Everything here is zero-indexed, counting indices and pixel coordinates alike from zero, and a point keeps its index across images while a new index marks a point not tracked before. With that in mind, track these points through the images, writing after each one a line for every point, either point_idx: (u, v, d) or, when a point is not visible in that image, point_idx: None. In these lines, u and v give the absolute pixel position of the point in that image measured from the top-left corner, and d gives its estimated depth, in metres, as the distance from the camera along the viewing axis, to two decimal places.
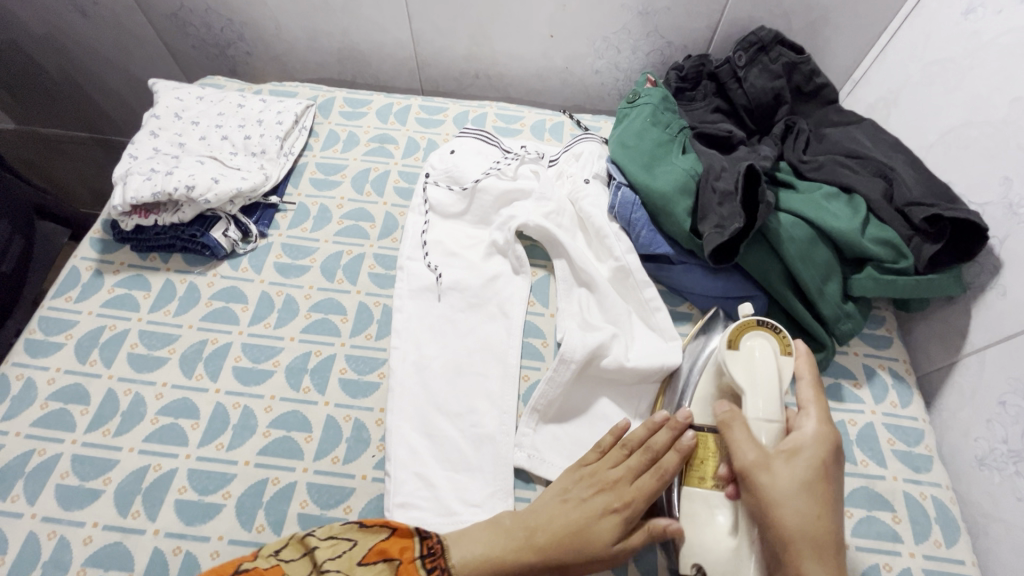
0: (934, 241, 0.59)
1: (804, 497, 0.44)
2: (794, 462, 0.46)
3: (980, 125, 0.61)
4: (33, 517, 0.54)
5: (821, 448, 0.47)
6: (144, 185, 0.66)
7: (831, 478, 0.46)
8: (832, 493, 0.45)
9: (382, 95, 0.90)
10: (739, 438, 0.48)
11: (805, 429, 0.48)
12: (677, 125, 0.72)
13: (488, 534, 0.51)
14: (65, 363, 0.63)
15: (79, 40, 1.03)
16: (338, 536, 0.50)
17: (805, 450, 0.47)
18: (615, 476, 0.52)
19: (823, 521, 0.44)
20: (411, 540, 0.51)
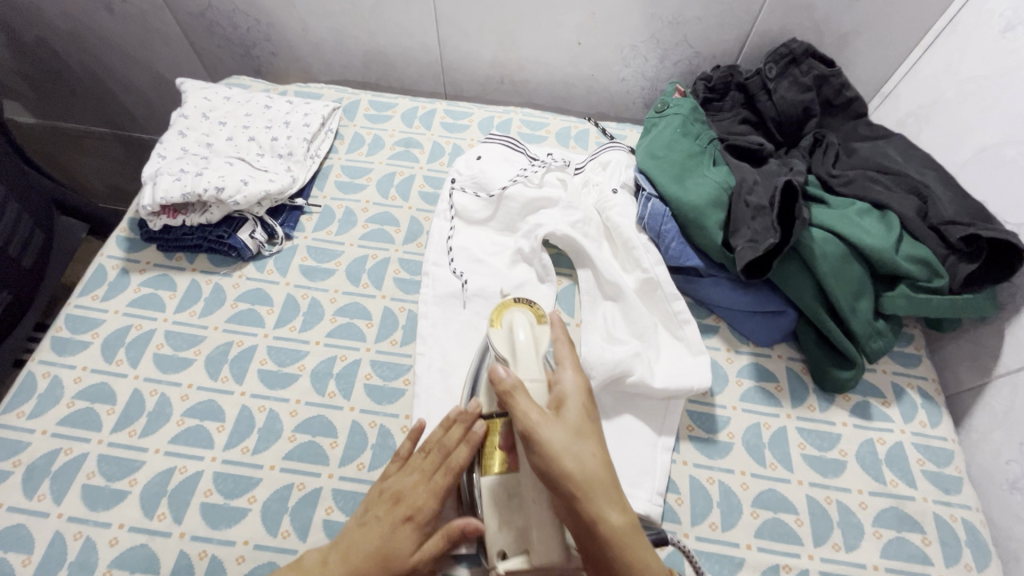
0: (969, 260, 0.59)
1: (581, 443, 0.45)
2: (563, 414, 0.47)
3: (1018, 145, 0.60)
4: (60, 517, 0.54)
5: (584, 395, 0.49)
6: (174, 186, 0.66)
7: (592, 418, 0.48)
8: (602, 439, 0.47)
9: (407, 99, 0.90)
10: (531, 405, 0.46)
11: (562, 380, 0.49)
12: (706, 136, 0.72)
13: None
14: (92, 362, 0.63)
15: (104, 37, 1.03)
16: None
17: (579, 402, 0.48)
18: (448, 476, 0.50)
19: (606, 465, 0.45)
20: None
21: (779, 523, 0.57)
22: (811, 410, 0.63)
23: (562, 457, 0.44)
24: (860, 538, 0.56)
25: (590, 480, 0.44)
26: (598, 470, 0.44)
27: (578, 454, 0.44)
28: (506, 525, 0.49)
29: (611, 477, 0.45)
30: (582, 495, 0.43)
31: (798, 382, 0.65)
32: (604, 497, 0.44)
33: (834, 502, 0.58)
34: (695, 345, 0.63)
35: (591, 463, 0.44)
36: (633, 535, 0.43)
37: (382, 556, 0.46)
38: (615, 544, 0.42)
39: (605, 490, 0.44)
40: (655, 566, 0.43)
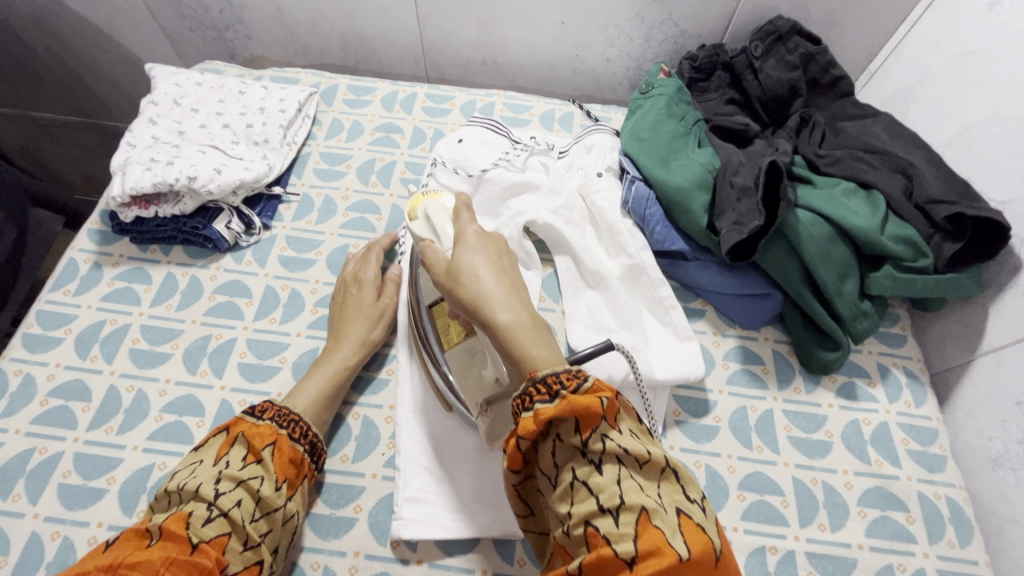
0: (954, 239, 0.59)
1: (493, 274, 0.44)
2: (464, 247, 0.46)
3: (1004, 121, 0.60)
4: (36, 517, 0.53)
5: (488, 241, 0.47)
6: (144, 176, 0.64)
7: (503, 259, 0.46)
8: (509, 264, 0.47)
9: (387, 82, 0.88)
10: (438, 255, 0.48)
11: (472, 228, 0.48)
12: (692, 117, 0.71)
13: (315, 382, 0.57)
14: (65, 359, 0.61)
15: (70, 19, 0.99)
16: (183, 468, 0.49)
17: (474, 239, 0.47)
18: (372, 275, 0.65)
19: (510, 283, 0.45)
20: (243, 418, 0.52)
21: (766, 504, 0.57)
22: (797, 392, 0.63)
23: (460, 285, 0.44)
24: (845, 517, 0.56)
25: (480, 298, 0.43)
26: (494, 288, 0.43)
27: (485, 279, 0.44)
28: (468, 373, 0.56)
29: (515, 287, 0.45)
30: (482, 314, 0.43)
31: (784, 364, 0.65)
32: (506, 310, 0.43)
33: (819, 483, 0.58)
34: (682, 330, 0.63)
35: (490, 284, 0.43)
36: (523, 334, 0.42)
37: (364, 341, 0.61)
38: (505, 338, 0.42)
39: (504, 295, 0.43)
40: (538, 359, 0.42)
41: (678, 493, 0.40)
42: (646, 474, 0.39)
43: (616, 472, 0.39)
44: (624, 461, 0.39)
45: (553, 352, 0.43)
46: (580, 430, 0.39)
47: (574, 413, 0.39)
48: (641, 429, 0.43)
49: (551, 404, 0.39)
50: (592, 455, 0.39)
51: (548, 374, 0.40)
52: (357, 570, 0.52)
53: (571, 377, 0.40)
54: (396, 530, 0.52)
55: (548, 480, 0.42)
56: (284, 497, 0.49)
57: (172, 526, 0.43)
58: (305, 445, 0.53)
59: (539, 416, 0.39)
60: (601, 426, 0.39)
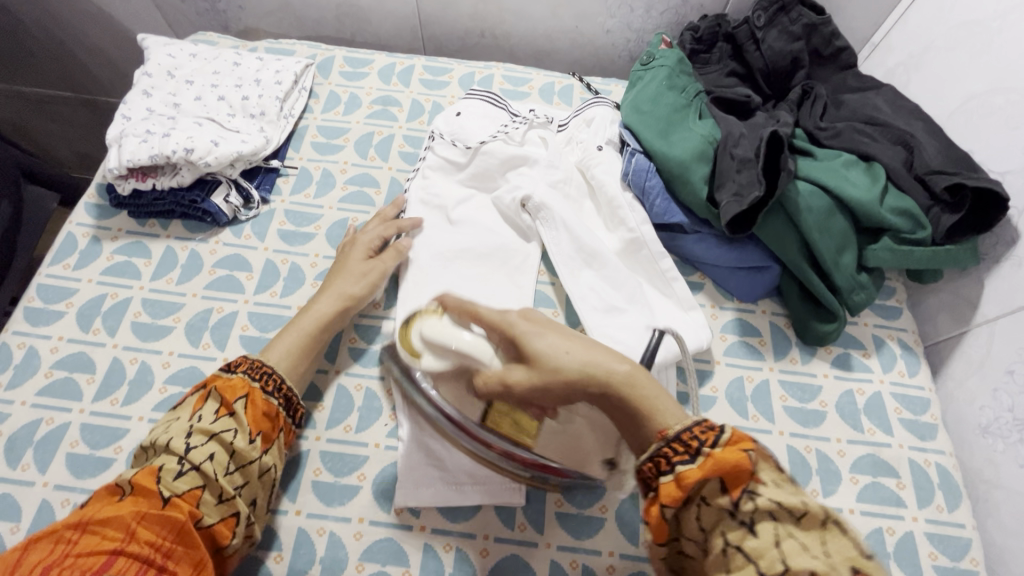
0: (953, 210, 0.59)
1: (575, 338, 0.43)
2: (521, 330, 0.44)
3: (1006, 92, 0.59)
4: (46, 486, 0.54)
5: (534, 317, 0.46)
6: (140, 148, 0.63)
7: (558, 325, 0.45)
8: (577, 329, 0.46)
9: (384, 54, 0.86)
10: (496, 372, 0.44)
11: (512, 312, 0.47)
12: (693, 88, 0.70)
13: (293, 333, 0.58)
14: (68, 332, 0.62)
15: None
16: (162, 422, 0.51)
17: (523, 318, 0.45)
18: (369, 240, 0.66)
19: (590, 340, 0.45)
20: (218, 373, 0.53)
21: None
22: (793, 362, 0.64)
23: (557, 367, 0.41)
24: (837, 483, 0.58)
25: (587, 367, 0.42)
26: (587, 351, 0.43)
27: (570, 351, 0.42)
28: (569, 450, 0.52)
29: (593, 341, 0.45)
30: (602, 382, 0.42)
31: (781, 336, 0.66)
32: (617, 363, 0.42)
33: (813, 450, 0.59)
34: (686, 301, 0.64)
35: (583, 353, 0.42)
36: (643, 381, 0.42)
37: (345, 298, 0.61)
38: (627, 393, 0.41)
39: (591, 346, 0.43)
40: (673, 414, 0.41)
41: (851, 548, 0.33)
42: (807, 528, 0.34)
43: (775, 532, 0.34)
44: (777, 514, 0.34)
45: (675, 402, 0.42)
46: (727, 491, 0.37)
47: (717, 473, 0.37)
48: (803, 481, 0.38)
49: (692, 465, 0.38)
50: (742, 516, 0.35)
51: (681, 431, 0.39)
52: (362, 535, 0.53)
53: (705, 430, 0.39)
54: (401, 499, 0.54)
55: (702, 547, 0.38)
56: (258, 450, 0.50)
57: (143, 481, 0.45)
58: (280, 397, 0.53)
59: (679, 479, 0.38)
60: (748, 479, 0.36)
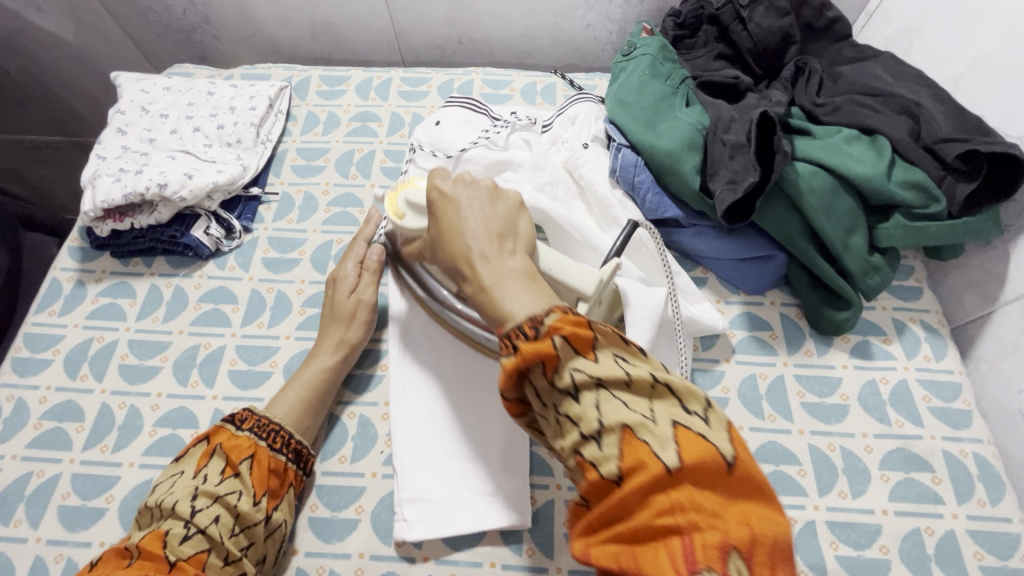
0: (969, 179, 0.55)
1: (487, 231, 0.44)
2: (460, 189, 0.47)
3: (1016, 48, 0.55)
4: (38, 541, 0.52)
5: (451, 198, 0.47)
6: (114, 188, 0.62)
7: (494, 197, 0.46)
8: (495, 214, 0.45)
9: (361, 70, 0.84)
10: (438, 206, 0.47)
11: (441, 182, 0.49)
12: (678, 75, 0.67)
13: (298, 389, 0.55)
14: (56, 380, 0.60)
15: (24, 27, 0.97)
16: (164, 480, 0.49)
17: (431, 199, 0.48)
18: (351, 271, 0.63)
19: (490, 241, 0.43)
20: (224, 428, 0.51)
21: (782, 475, 0.54)
22: (809, 355, 0.60)
23: (454, 232, 0.44)
24: (867, 482, 0.54)
25: (460, 228, 0.44)
26: (477, 225, 0.44)
27: (476, 216, 0.45)
28: None
29: (497, 243, 0.43)
30: (465, 259, 0.42)
31: (793, 328, 0.62)
32: (514, 258, 0.42)
33: (838, 448, 0.55)
34: (691, 294, 0.61)
35: (479, 232, 0.43)
36: (511, 285, 0.40)
37: (344, 341, 0.59)
38: (483, 283, 0.40)
39: (483, 255, 0.42)
40: (519, 309, 0.38)
41: (676, 407, 0.34)
42: (637, 393, 0.34)
43: (596, 399, 0.34)
44: (604, 385, 0.34)
45: (538, 296, 0.39)
46: (549, 375, 0.35)
47: (533, 361, 0.35)
48: (635, 352, 0.37)
49: (510, 357, 0.36)
50: (565, 393, 0.35)
51: (511, 327, 0.37)
52: (363, 571, 0.51)
53: (531, 322, 0.36)
54: (399, 531, 0.51)
55: (547, 425, 0.37)
56: (265, 511, 0.48)
57: (149, 546, 0.43)
58: (288, 453, 0.52)
59: (505, 369, 0.37)
60: (581, 359, 0.35)
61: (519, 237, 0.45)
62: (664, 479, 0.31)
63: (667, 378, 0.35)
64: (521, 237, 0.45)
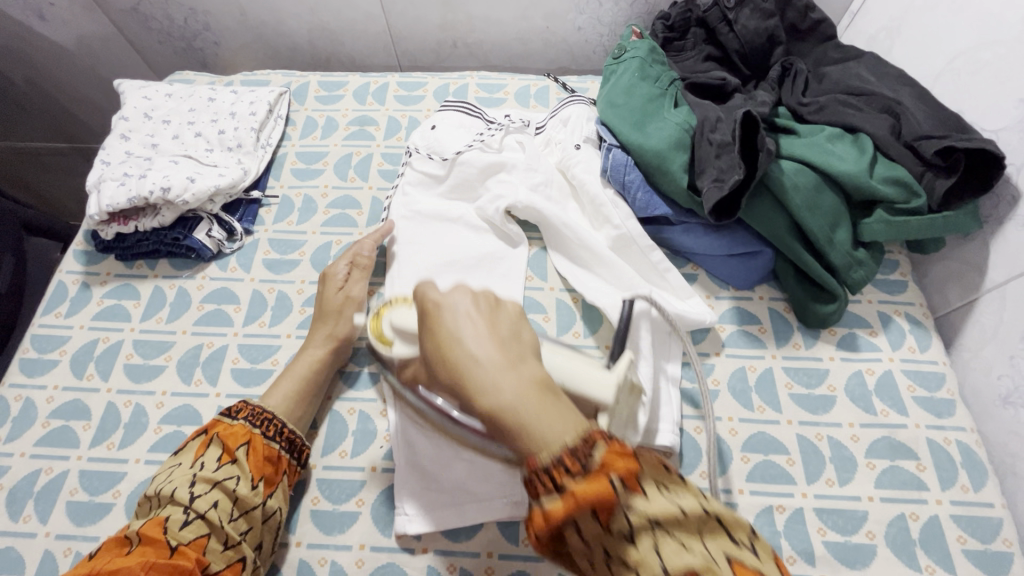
0: (947, 175, 0.56)
1: (491, 341, 0.37)
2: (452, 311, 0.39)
3: (992, 46, 0.57)
4: (48, 536, 0.54)
5: (444, 305, 0.39)
6: (118, 192, 0.64)
7: (497, 314, 0.39)
8: (499, 320, 0.39)
9: (358, 75, 0.86)
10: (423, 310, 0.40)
11: (431, 291, 0.41)
12: (667, 77, 0.68)
13: (290, 380, 0.57)
14: (63, 380, 0.62)
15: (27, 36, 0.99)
16: (162, 472, 0.51)
17: (427, 308, 0.40)
18: (342, 269, 0.65)
19: (499, 353, 0.36)
20: (219, 419, 0.53)
21: (771, 464, 0.56)
22: (797, 348, 0.62)
23: (455, 341, 0.37)
24: (853, 470, 0.55)
25: (465, 359, 0.36)
26: (482, 337, 0.37)
27: (480, 329, 0.37)
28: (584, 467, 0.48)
29: (505, 351, 0.37)
30: (470, 382, 0.35)
31: (781, 322, 0.63)
32: (526, 375, 0.36)
33: (825, 438, 0.57)
34: (683, 290, 0.63)
35: (484, 347, 0.36)
36: (530, 405, 0.34)
37: (335, 335, 0.60)
38: (501, 420, 0.34)
39: (494, 368, 0.35)
40: (553, 435, 0.33)
41: (724, 537, 0.34)
42: (689, 528, 0.33)
43: (653, 544, 0.32)
44: (660, 525, 0.33)
45: (562, 421, 0.34)
46: (598, 519, 0.32)
47: (585, 506, 0.31)
48: (677, 483, 0.36)
49: (555, 502, 0.32)
50: (620, 535, 0.32)
51: (551, 460, 0.32)
52: (364, 562, 0.52)
53: (576, 454, 0.32)
54: (400, 526, 0.53)
55: (587, 566, 0.34)
56: (261, 495, 0.50)
57: (150, 531, 0.45)
58: (282, 441, 0.53)
59: (547, 518, 0.32)
60: (634, 501, 0.32)
61: (524, 345, 0.38)
62: None
63: (715, 509, 0.35)
64: (527, 346, 0.39)
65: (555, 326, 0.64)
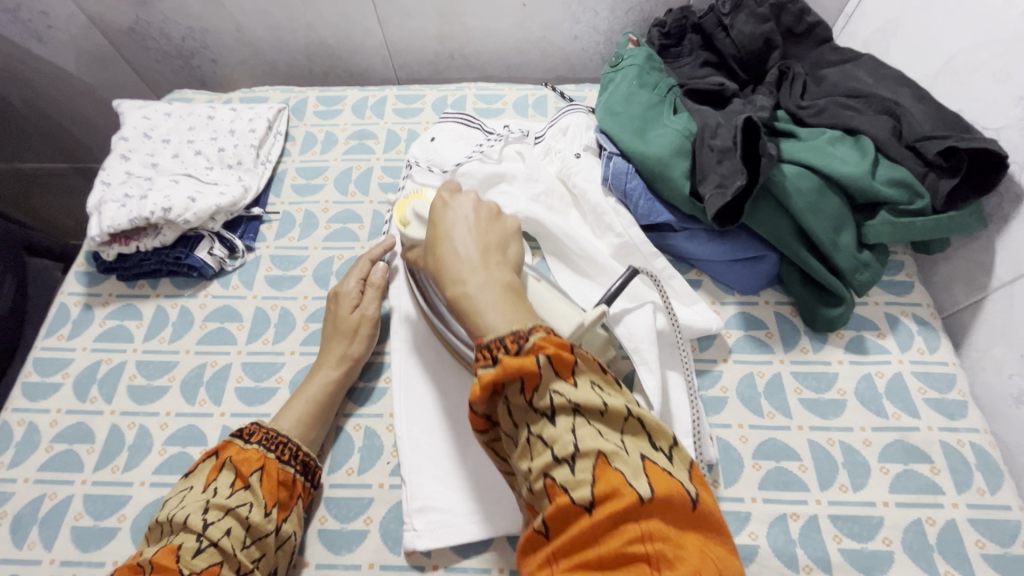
0: (950, 175, 0.56)
1: (474, 249, 0.46)
2: (466, 202, 0.50)
3: (989, 46, 0.57)
4: (53, 563, 0.53)
5: (447, 215, 0.49)
6: (120, 213, 0.64)
7: (490, 229, 0.48)
8: (491, 229, 0.48)
9: (356, 89, 0.87)
10: (439, 210, 0.50)
11: (455, 200, 0.51)
12: (665, 84, 0.69)
13: (302, 402, 0.56)
14: (66, 404, 0.62)
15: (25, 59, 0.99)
16: (172, 497, 0.50)
17: (435, 205, 0.51)
18: (352, 287, 0.64)
19: (477, 254, 0.46)
20: (232, 441, 0.52)
21: (783, 471, 0.55)
22: (805, 352, 0.61)
23: (444, 237, 0.47)
24: (867, 476, 0.54)
25: (455, 258, 0.45)
26: (468, 243, 0.46)
27: (465, 240, 0.46)
28: None
29: (484, 255, 0.46)
30: (450, 275, 0.44)
31: (788, 326, 0.63)
32: (494, 271, 0.44)
33: (837, 443, 0.56)
34: (688, 296, 0.63)
35: (468, 249, 0.46)
36: (489, 298, 0.42)
37: (346, 356, 0.60)
38: (462, 302, 0.43)
39: (469, 266, 0.44)
40: (497, 318, 0.41)
41: (644, 443, 0.38)
42: (609, 422, 0.37)
43: (571, 423, 0.36)
44: (580, 411, 0.37)
45: (514, 315, 0.41)
46: (524, 391, 0.37)
47: (514, 374, 0.37)
48: (611, 386, 0.40)
49: (490, 369, 0.38)
50: (543, 413, 0.37)
51: (492, 339, 0.39)
52: None
53: (514, 338, 0.39)
54: (410, 541, 0.52)
55: (518, 446, 0.39)
56: (275, 522, 0.49)
57: (162, 559, 0.43)
58: (297, 464, 0.53)
59: (484, 383, 0.38)
60: (556, 382, 0.37)
61: (505, 258, 0.47)
62: (637, 508, 0.32)
63: (641, 415, 0.39)
64: (509, 258, 0.48)
65: None
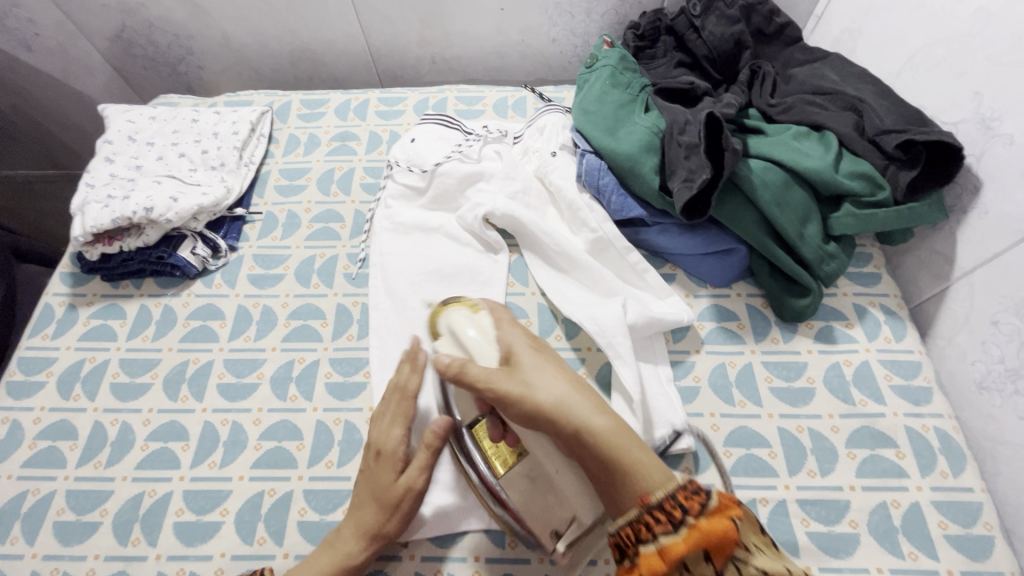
0: (910, 167, 0.57)
1: (564, 384, 0.46)
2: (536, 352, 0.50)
3: (945, 42, 0.59)
4: (34, 557, 0.54)
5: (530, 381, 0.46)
6: (103, 213, 0.65)
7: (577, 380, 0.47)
8: (577, 391, 0.46)
9: (339, 92, 0.88)
10: (510, 352, 0.49)
11: (515, 336, 0.51)
12: (638, 84, 0.71)
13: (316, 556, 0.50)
14: (49, 401, 0.62)
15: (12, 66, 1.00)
16: None
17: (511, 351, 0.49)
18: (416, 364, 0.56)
19: (572, 392, 0.46)
20: None
21: (754, 458, 0.56)
22: (775, 342, 0.63)
23: (541, 388, 0.46)
24: (835, 461, 0.56)
25: (561, 403, 0.44)
26: (568, 393, 0.45)
27: (554, 386, 0.46)
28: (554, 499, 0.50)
29: (577, 391, 0.46)
30: (562, 420, 0.44)
31: (759, 318, 0.64)
32: (600, 417, 0.44)
33: (806, 430, 0.57)
34: (662, 289, 0.64)
35: (564, 392, 0.45)
36: (622, 439, 0.43)
37: (374, 486, 0.52)
38: (597, 445, 0.43)
39: (586, 407, 0.45)
40: (652, 475, 0.41)
41: None
42: None
43: None
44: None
45: (654, 464, 0.42)
46: (711, 560, 0.36)
47: (705, 543, 0.36)
48: (770, 545, 0.39)
49: (676, 536, 0.37)
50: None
51: (664, 498, 0.39)
52: None
53: (692, 496, 0.38)
54: None
55: None
56: None
57: None
58: None
59: (665, 551, 0.37)
60: (735, 551, 0.36)
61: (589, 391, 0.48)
62: None
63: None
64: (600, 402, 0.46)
65: (537, 330, 0.65)
